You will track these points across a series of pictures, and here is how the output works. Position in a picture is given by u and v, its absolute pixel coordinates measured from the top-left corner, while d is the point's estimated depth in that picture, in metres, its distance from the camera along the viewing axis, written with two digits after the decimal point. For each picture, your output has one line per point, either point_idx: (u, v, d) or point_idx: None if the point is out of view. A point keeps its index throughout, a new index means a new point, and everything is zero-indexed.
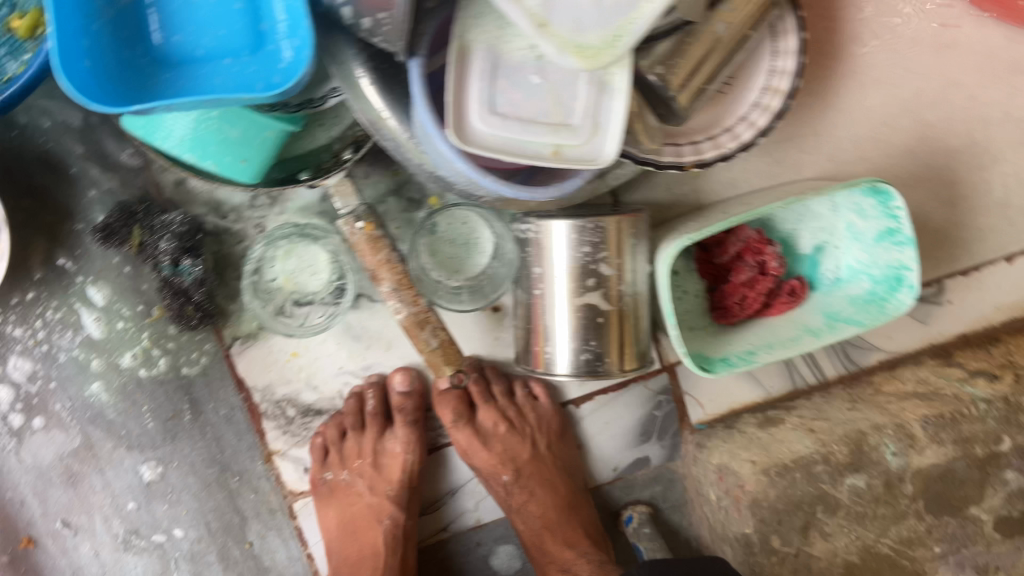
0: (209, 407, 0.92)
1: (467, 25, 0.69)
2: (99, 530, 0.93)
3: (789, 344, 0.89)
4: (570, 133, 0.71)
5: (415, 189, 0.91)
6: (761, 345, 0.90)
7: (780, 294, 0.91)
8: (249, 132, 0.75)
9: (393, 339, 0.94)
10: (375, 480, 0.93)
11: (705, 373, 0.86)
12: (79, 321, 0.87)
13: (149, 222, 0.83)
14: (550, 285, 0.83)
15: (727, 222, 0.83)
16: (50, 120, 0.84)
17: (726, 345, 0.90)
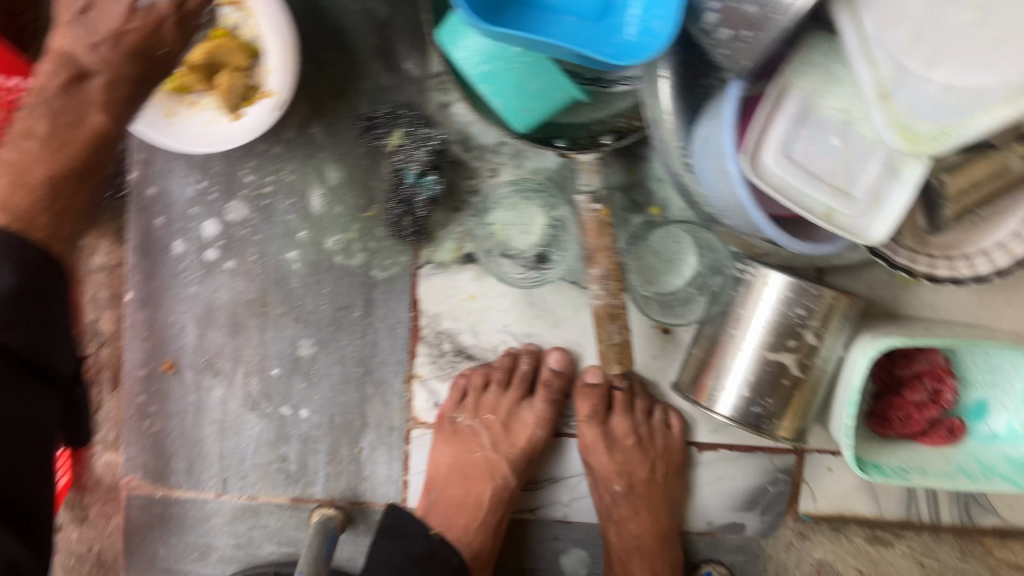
0: (380, 312, 0.96)
1: (797, 68, 0.73)
2: (236, 381, 0.96)
3: (942, 476, 0.90)
4: (847, 202, 0.73)
5: (642, 193, 0.92)
6: (913, 467, 0.91)
7: (938, 427, 0.93)
8: (546, 87, 0.80)
9: (563, 319, 0.96)
10: (500, 438, 0.96)
11: (859, 471, 0.87)
12: (307, 190, 0.92)
13: (412, 129, 0.88)
14: (747, 330, 0.84)
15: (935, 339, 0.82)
16: (358, 4, 0.88)
17: (880, 455, 0.91)
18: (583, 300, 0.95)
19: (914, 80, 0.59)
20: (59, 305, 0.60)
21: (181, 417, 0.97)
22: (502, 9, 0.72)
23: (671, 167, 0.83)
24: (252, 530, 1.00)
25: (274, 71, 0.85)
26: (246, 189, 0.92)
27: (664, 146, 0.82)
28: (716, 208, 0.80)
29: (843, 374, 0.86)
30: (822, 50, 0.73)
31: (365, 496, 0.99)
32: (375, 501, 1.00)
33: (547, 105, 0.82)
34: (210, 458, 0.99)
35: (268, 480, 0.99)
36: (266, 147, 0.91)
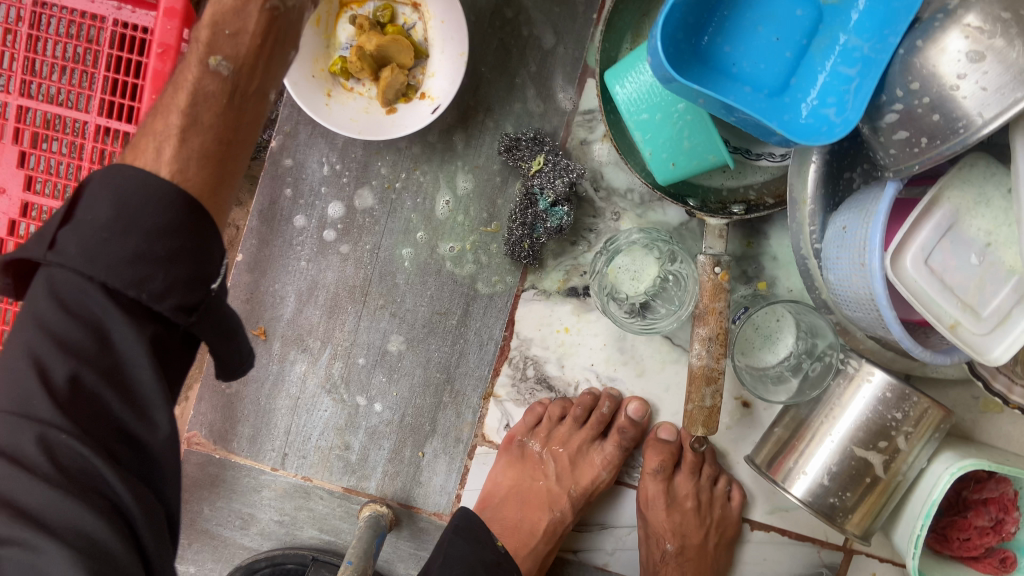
0: (474, 325, 0.97)
1: (953, 182, 0.74)
2: (321, 361, 0.98)
3: None
4: (976, 320, 0.75)
5: (754, 266, 0.96)
6: None
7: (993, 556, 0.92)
8: (699, 149, 0.81)
9: (649, 370, 0.97)
10: (564, 471, 0.97)
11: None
12: (435, 194, 0.95)
13: (552, 157, 0.89)
14: (837, 420, 0.85)
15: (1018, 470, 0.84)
16: (526, 31, 0.91)
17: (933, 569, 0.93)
18: (672, 356, 0.96)
19: None
20: (204, 241, 0.54)
21: (261, 382, 0.99)
22: (685, 64, 0.74)
23: (798, 249, 0.85)
24: (298, 511, 1.00)
25: (436, 76, 0.88)
26: (377, 180, 0.95)
27: (797, 224, 0.84)
28: (837, 300, 0.81)
29: (923, 485, 0.87)
30: (981, 170, 0.75)
31: (416, 501, 0.99)
32: (424, 508, 1.00)
33: (694, 164, 0.83)
34: (277, 429, 1.00)
35: (326, 464, 1.00)
36: (406, 145, 0.94)
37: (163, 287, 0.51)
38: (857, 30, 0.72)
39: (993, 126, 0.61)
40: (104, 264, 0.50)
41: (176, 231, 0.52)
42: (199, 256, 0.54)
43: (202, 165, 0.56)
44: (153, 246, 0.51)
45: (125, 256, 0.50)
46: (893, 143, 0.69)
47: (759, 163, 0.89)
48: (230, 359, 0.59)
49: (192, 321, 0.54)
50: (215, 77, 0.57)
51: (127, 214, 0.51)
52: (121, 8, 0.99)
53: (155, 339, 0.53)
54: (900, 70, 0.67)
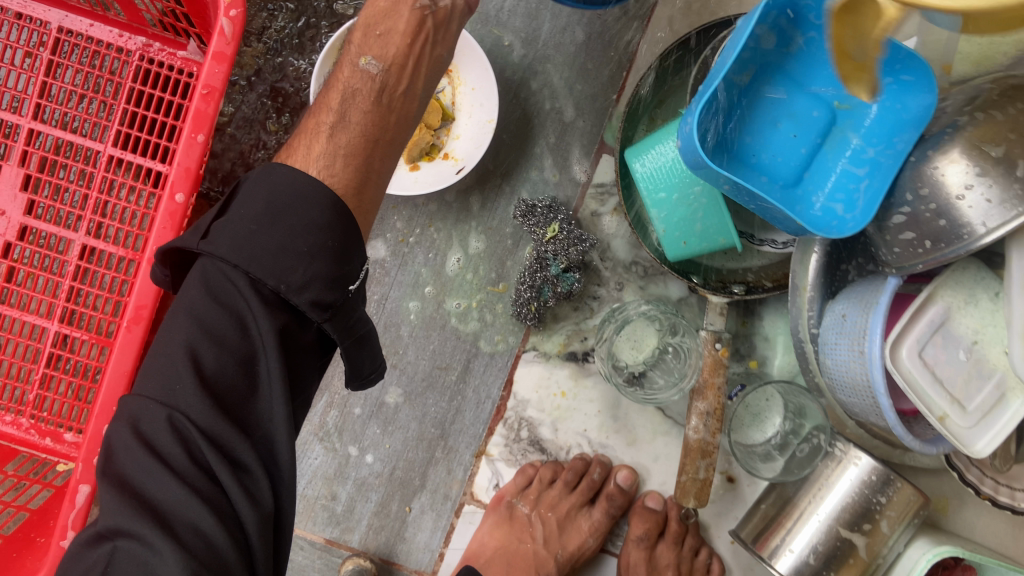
0: (474, 382, 0.98)
1: (948, 283, 0.80)
2: (316, 410, 0.98)
3: None
4: (962, 413, 0.79)
5: (746, 345, 1.00)
6: None
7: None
8: (710, 231, 0.85)
9: (640, 440, 0.99)
10: (552, 535, 0.97)
11: None
12: (446, 251, 0.97)
13: (567, 226, 0.92)
14: (824, 500, 0.88)
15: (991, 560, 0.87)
16: (549, 105, 0.96)
17: None
18: (664, 427, 0.98)
19: None
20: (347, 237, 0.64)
21: None
22: (709, 152, 0.79)
23: (796, 331, 0.89)
24: None
25: (461, 138, 0.91)
26: (391, 233, 0.97)
27: (797, 309, 0.88)
28: (832, 383, 0.85)
29: (899, 569, 0.90)
30: (972, 273, 0.80)
31: (398, 557, 0.98)
32: (406, 565, 0.98)
33: (704, 245, 0.86)
34: None
35: (311, 513, 0.99)
36: (423, 202, 0.97)
37: (304, 279, 0.60)
38: (868, 135, 0.79)
39: (996, 235, 0.64)
40: (249, 253, 0.59)
41: (317, 229, 0.62)
42: (338, 256, 0.63)
43: (347, 163, 0.68)
44: (296, 242, 0.60)
45: (270, 249, 0.60)
46: (898, 242, 0.72)
47: (761, 248, 0.94)
48: (364, 364, 0.68)
49: (325, 318, 0.62)
50: (367, 75, 0.71)
51: (277, 213, 0.61)
52: (148, 44, 1.01)
53: (285, 330, 0.61)
54: (910, 176, 0.71)
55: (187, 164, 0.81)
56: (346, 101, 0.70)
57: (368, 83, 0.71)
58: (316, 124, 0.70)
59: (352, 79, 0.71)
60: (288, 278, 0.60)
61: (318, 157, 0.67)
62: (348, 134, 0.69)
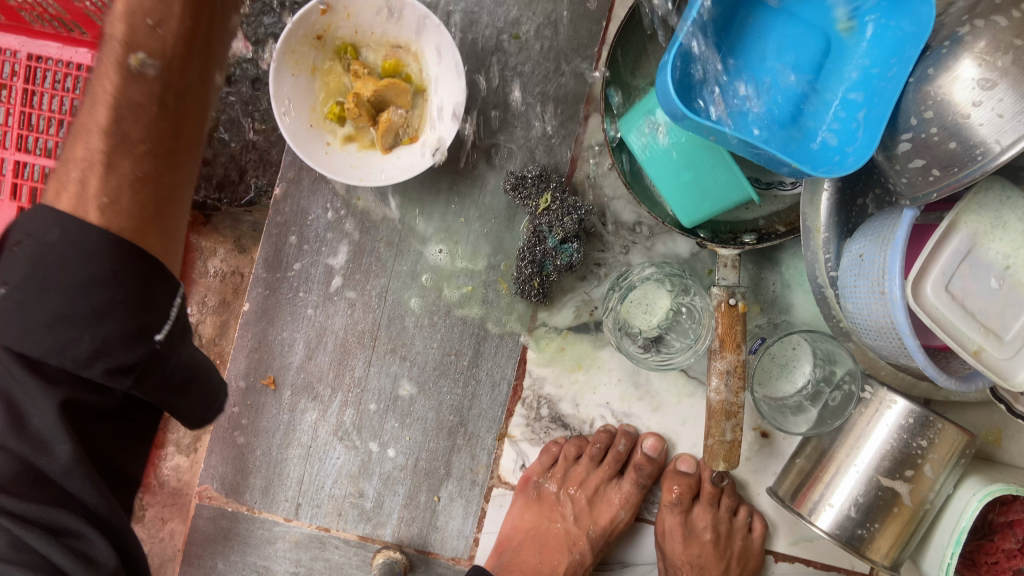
0: (486, 365, 0.95)
1: (970, 207, 0.74)
2: (332, 408, 0.96)
3: None
4: (997, 345, 0.74)
5: (767, 295, 0.95)
6: None
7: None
8: (724, 189, 0.80)
9: (665, 405, 0.96)
10: (582, 512, 0.96)
11: None
12: (441, 235, 0.93)
13: (560, 195, 0.88)
14: (862, 450, 0.83)
15: None
16: (529, 68, 0.91)
17: None
18: (688, 388, 0.95)
19: None
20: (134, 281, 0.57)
21: (270, 434, 0.97)
22: (696, 98, 0.74)
23: (814, 277, 0.84)
24: (314, 562, 0.98)
25: (435, 116, 0.87)
26: (384, 222, 0.94)
27: (812, 253, 0.83)
28: (857, 327, 0.80)
29: (949, 513, 0.85)
30: (996, 194, 0.74)
31: (433, 547, 0.97)
32: (441, 554, 0.97)
33: (716, 203, 0.81)
34: (290, 479, 0.97)
35: (340, 513, 0.98)
36: (411, 187, 0.93)
37: (92, 349, 0.55)
38: (865, 56, 0.72)
39: (1010, 152, 0.59)
40: (18, 328, 0.54)
41: (99, 284, 0.55)
42: (139, 306, 0.57)
43: (136, 188, 0.58)
44: (78, 304, 0.55)
45: (53, 314, 0.54)
46: (907, 170, 0.68)
47: (771, 193, 0.89)
48: (194, 408, 0.66)
49: (130, 382, 0.58)
50: (142, 81, 0.57)
51: (41, 274, 0.54)
52: None
53: (70, 407, 0.57)
54: (913, 99, 0.65)
55: None
56: (117, 117, 0.57)
57: (146, 91, 0.57)
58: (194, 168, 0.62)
59: (122, 87, 0.57)
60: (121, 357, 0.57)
61: (94, 191, 0.57)
62: (137, 158, 0.58)
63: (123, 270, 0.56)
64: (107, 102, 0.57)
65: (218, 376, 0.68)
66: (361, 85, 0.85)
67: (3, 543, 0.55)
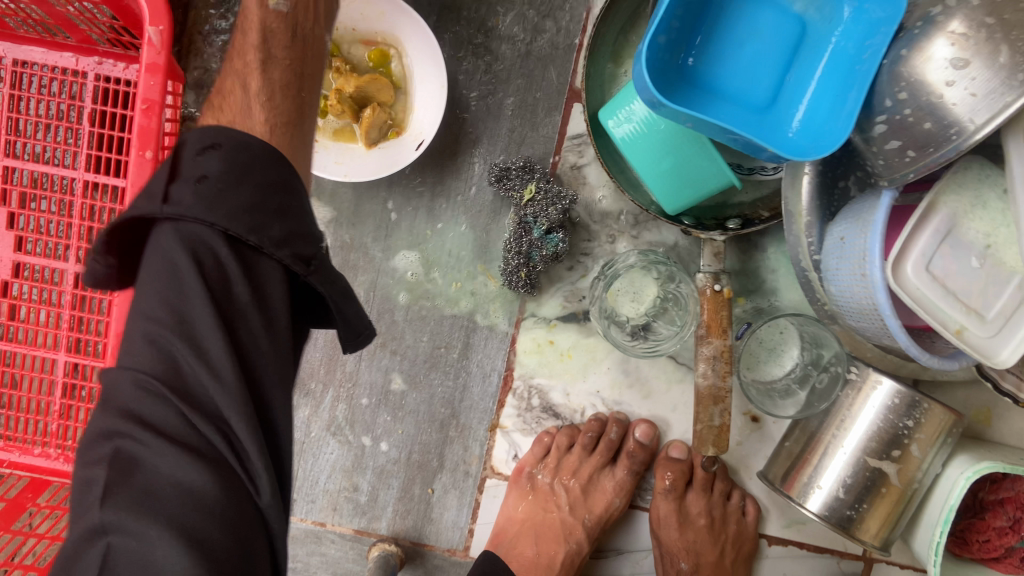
0: (476, 357, 0.96)
1: (949, 188, 0.74)
2: (324, 404, 0.97)
3: None
4: (980, 324, 0.74)
5: (754, 281, 0.95)
6: None
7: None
8: (705, 175, 0.81)
9: (655, 392, 0.97)
10: (577, 501, 0.96)
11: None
12: (427, 229, 0.94)
13: (545, 185, 0.89)
14: (850, 432, 0.84)
15: None
16: (510, 60, 0.91)
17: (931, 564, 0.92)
18: (678, 375, 0.96)
19: None
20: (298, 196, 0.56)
21: None
22: (672, 85, 0.74)
23: (798, 261, 0.85)
24: (311, 556, 0.99)
25: (418, 111, 0.88)
26: (370, 218, 0.94)
27: (795, 237, 0.83)
28: (840, 310, 0.81)
29: (938, 492, 0.86)
30: (975, 174, 0.75)
31: (428, 538, 0.98)
32: (437, 545, 0.98)
33: (700, 190, 0.83)
34: None
35: (335, 508, 0.98)
36: (396, 182, 0.94)
37: (280, 235, 0.52)
38: (842, 40, 0.72)
39: (985, 130, 0.60)
40: (221, 211, 0.50)
41: (257, 209, 0.51)
42: (296, 210, 0.54)
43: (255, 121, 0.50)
44: (259, 206, 0.52)
45: (240, 205, 0.51)
46: (884, 152, 0.68)
47: (752, 177, 0.88)
48: (351, 320, 0.59)
49: (307, 274, 0.53)
50: None
51: (239, 173, 0.52)
52: (102, 62, 0.99)
53: (263, 287, 0.51)
54: (888, 80, 0.66)
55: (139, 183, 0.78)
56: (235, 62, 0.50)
57: None
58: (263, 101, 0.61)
59: None
60: (238, 225, 0.50)
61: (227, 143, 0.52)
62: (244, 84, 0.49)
63: (274, 192, 0.53)
64: None
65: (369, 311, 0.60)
66: (343, 82, 0.85)
67: (180, 461, 0.46)
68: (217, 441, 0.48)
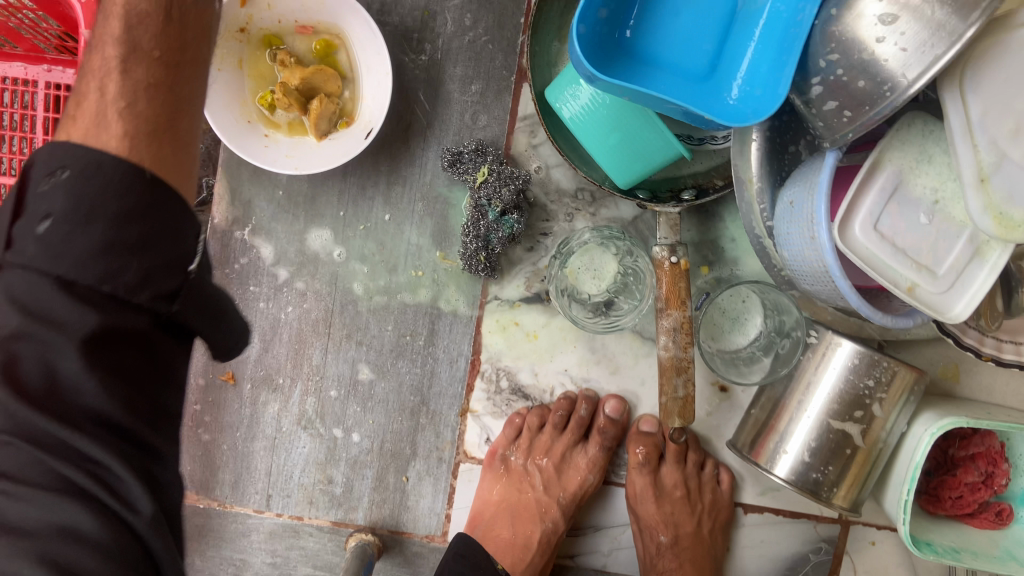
0: (442, 343, 0.96)
1: (894, 145, 0.74)
2: (293, 398, 0.97)
3: (991, 560, 0.89)
4: (931, 280, 0.74)
5: (714, 251, 0.95)
6: (964, 548, 0.89)
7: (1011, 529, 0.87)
8: (652, 148, 0.81)
9: (622, 367, 0.97)
10: (551, 480, 0.96)
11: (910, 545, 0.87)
12: (385, 218, 0.94)
13: (496, 166, 0.88)
14: (812, 396, 0.84)
15: (1002, 424, 0.82)
16: (456, 44, 0.91)
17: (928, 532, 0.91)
18: (643, 350, 0.96)
19: (1013, 169, 0.65)
20: (164, 209, 0.49)
21: (234, 430, 0.98)
22: (609, 56, 0.74)
23: (752, 228, 0.85)
24: (290, 551, 0.99)
25: (366, 99, 0.88)
26: (327, 210, 0.94)
27: (748, 204, 0.83)
28: (795, 274, 0.81)
29: (905, 450, 0.86)
30: (919, 128, 0.74)
31: (406, 527, 0.99)
32: (415, 533, 0.99)
33: (650, 163, 0.83)
34: (257, 472, 0.98)
35: (311, 501, 0.99)
36: (350, 172, 0.93)
37: (138, 272, 0.47)
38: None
39: (918, 84, 0.60)
40: (71, 258, 0.46)
41: (130, 219, 0.47)
42: (168, 237, 0.49)
43: (148, 141, 0.50)
44: (119, 234, 0.46)
45: (93, 246, 0.46)
46: (823, 113, 0.68)
47: (704, 148, 0.88)
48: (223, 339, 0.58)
49: (175, 304, 0.50)
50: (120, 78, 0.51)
51: (87, 203, 0.46)
52: (51, 70, 0.98)
53: (119, 327, 0.47)
54: (820, 40, 0.66)
55: None
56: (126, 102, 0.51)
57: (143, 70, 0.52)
58: (96, 90, 0.51)
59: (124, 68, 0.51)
60: (109, 274, 0.46)
61: (103, 127, 0.50)
62: (145, 98, 0.51)
63: (140, 208, 0.47)
64: (115, 67, 0.51)
65: (242, 320, 0.59)
66: (288, 75, 0.85)
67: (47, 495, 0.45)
68: (87, 485, 0.46)
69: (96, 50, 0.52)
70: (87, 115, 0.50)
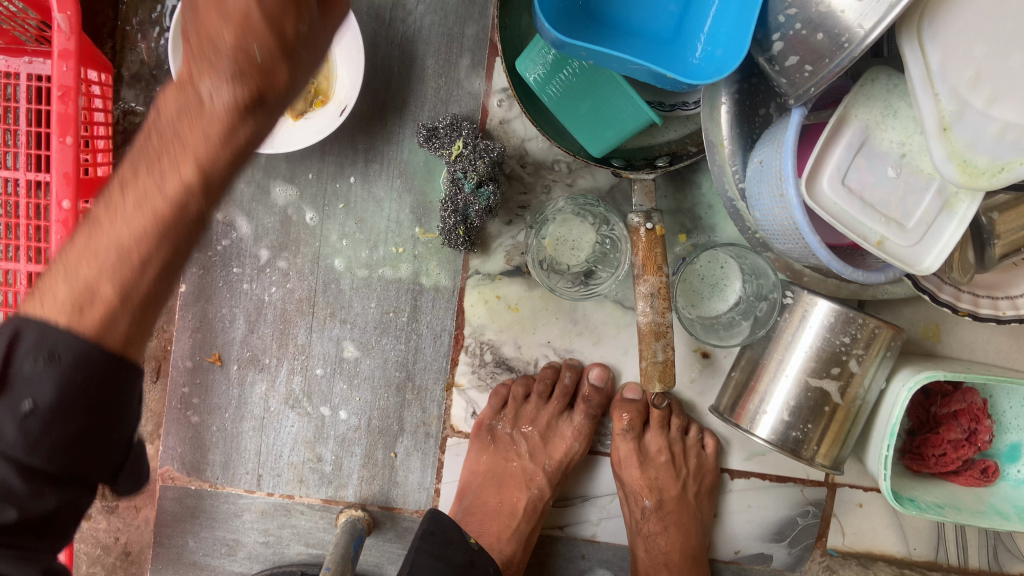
0: (425, 318, 0.97)
1: (859, 100, 0.74)
2: (280, 377, 0.98)
3: (977, 514, 0.89)
4: (901, 233, 0.74)
5: (692, 218, 0.96)
6: (948, 503, 0.90)
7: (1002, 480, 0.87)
8: (624, 114, 0.82)
9: (604, 337, 0.98)
10: (537, 448, 0.97)
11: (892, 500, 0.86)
12: (364, 196, 0.95)
13: (470, 140, 0.88)
14: (791, 356, 0.85)
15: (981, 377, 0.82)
16: (428, 20, 0.92)
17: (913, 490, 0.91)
18: (625, 319, 0.97)
19: (975, 116, 0.66)
20: (126, 408, 0.52)
21: (224, 410, 0.99)
22: (573, 21, 0.75)
23: (726, 192, 0.85)
24: (282, 529, 1.00)
25: (341, 77, 0.89)
26: (307, 190, 0.95)
27: (719, 168, 0.84)
28: (768, 235, 0.81)
29: (885, 406, 0.87)
30: (883, 83, 0.75)
31: (396, 502, 1.00)
32: (405, 508, 1.00)
33: (623, 131, 0.83)
34: (247, 452, 1.00)
35: (301, 480, 1.00)
36: (329, 151, 0.94)
37: (112, 457, 0.52)
38: None
39: (874, 33, 0.60)
40: (39, 439, 0.48)
41: (99, 410, 0.49)
42: (121, 427, 0.52)
43: (139, 308, 0.51)
44: (84, 441, 0.50)
45: (60, 435, 0.49)
46: (786, 70, 0.69)
47: (673, 114, 0.89)
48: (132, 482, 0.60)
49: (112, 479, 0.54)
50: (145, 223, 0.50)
51: (72, 388, 0.48)
52: (33, 62, 0.96)
53: (66, 501, 0.51)
54: None
55: (64, 169, 0.81)
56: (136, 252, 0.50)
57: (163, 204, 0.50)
58: (117, 232, 0.50)
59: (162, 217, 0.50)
60: (55, 461, 0.49)
61: (102, 286, 0.50)
62: (153, 261, 0.51)
63: (98, 415, 0.50)
64: (154, 203, 0.50)
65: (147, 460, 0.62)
66: None
67: None
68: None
69: (164, 157, 0.50)
70: (96, 265, 0.50)
